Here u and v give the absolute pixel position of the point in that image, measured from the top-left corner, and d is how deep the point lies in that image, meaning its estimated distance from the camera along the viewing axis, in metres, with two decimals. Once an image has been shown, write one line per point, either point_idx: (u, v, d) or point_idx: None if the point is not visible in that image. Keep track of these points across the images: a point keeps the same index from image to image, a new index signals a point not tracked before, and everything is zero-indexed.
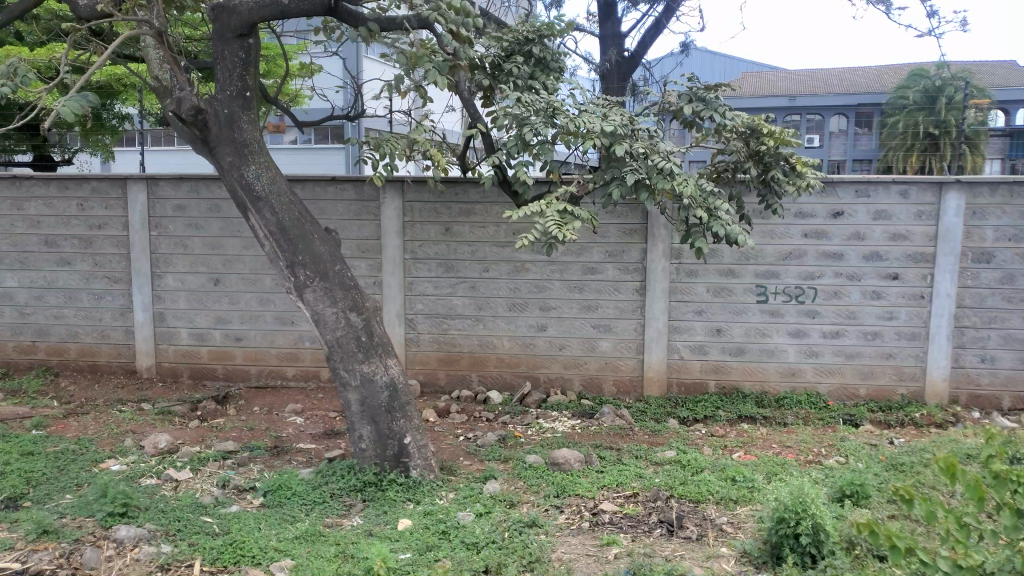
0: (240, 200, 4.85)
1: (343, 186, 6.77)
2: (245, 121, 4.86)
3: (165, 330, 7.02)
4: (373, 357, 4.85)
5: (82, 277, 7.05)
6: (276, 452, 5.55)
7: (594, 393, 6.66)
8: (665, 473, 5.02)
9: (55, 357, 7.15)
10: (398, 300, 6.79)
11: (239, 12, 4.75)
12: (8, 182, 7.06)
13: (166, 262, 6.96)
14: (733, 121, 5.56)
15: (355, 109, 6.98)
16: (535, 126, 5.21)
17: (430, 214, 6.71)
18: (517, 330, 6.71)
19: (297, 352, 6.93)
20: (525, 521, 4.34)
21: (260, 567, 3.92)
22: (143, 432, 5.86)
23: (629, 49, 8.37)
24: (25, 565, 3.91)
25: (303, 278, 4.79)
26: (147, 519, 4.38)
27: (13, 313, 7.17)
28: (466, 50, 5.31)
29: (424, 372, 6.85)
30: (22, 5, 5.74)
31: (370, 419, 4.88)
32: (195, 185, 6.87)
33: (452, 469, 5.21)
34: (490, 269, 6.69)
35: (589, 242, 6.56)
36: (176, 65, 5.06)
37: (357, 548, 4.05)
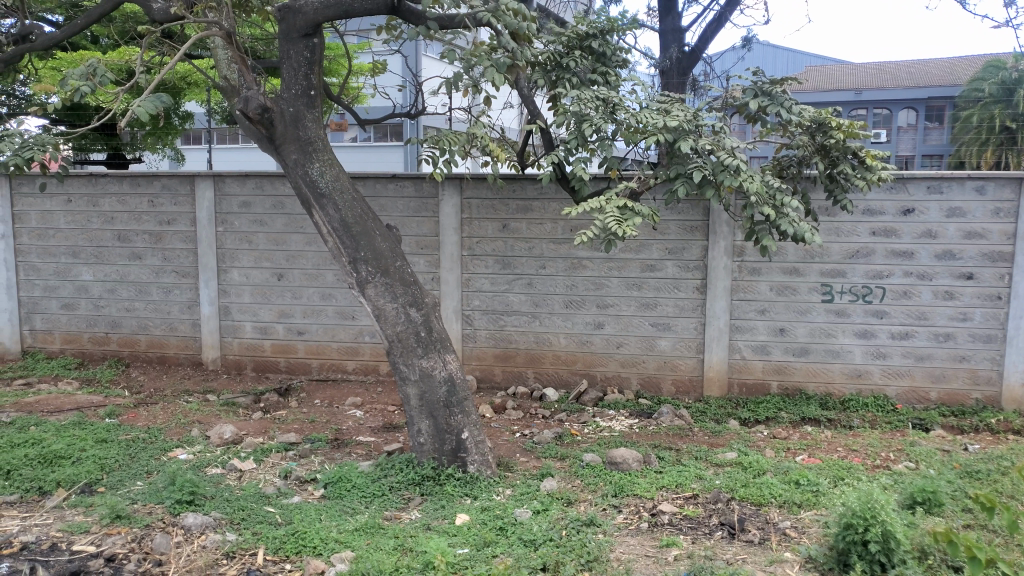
0: (305, 197, 4.94)
1: (403, 183, 6.84)
2: (309, 120, 4.94)
3: (230, 323, 7.20)
4: (432, 352, 4.89)
5: (152, 271, 7.29)
6: (336, 445, 5.64)
7: (652, 393, 6.59)
8: (725, 475, 4.93)
9: (126, 348, 7.41)
10: (455, 296, 6.82)
11: (305, 12, 4.83)
12: (85, 179, 7.33)
13: (232, 257, 7.14)
14: (800, 116, 5.44)
15: (414, 107, 7.01)
16: (595, 122, 5.22)
17: (488, 211, 6.73)
18: (574, 327, 6.68)
19: (358, 347, 7.03)
20: (583, 520, 4.31)
21: (321, 558, 3.99)
22: (210, 422, 6.02)
23: (690, 44, 8.25)
24: (100, 548, 4.06)
25: (365, 273, 4.86)
26: (213, 508, 4.51)
27: (88, 306, 7.45)
28: (528, 47, 5.30)
29: (481, 368, 6.87)
30: (100, 9, 5.94)
31: (429, 414, 4.92)
32: (260, 182, 7.02)
33: (509, 465, 5.21)
34: (547, 266, 6.67)
35: (649, 239, 6.49)
36: (243, 65, 5.17)
37: (416, 542, 4.08)
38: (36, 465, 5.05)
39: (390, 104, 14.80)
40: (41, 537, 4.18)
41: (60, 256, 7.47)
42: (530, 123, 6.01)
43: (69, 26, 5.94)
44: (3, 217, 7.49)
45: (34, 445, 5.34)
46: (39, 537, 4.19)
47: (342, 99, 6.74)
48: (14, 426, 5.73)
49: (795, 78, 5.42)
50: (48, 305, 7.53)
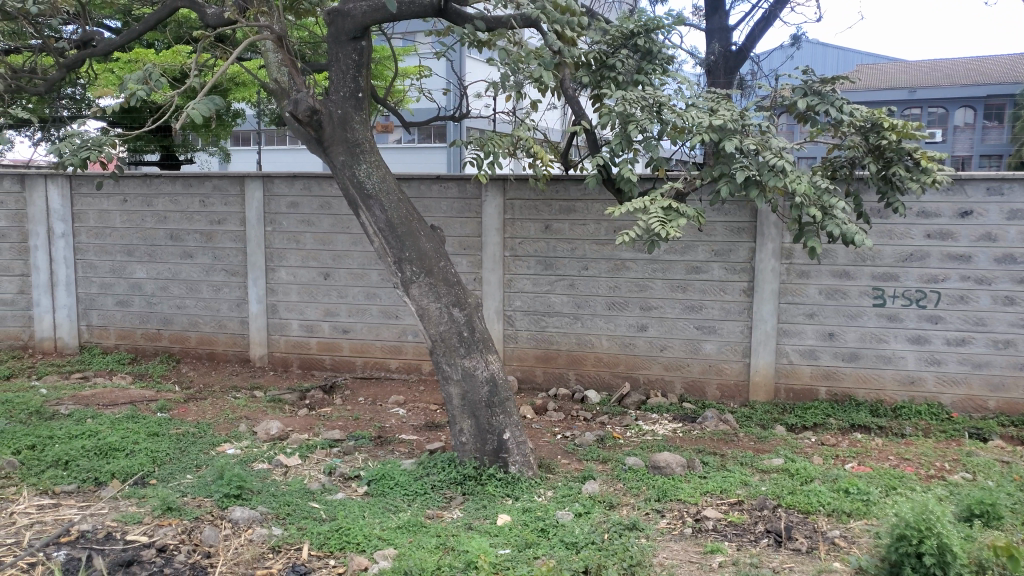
0: (352, 198, 5.01)
1: (447, 184, 6.87)
2: (357, 122, 5.01)
3: (277, 321, 7.34)
4: (474, 352, 4.91)
5: (203, 269, 7.45)
6: (380, 442, 5.70)
7: (697, 396, 6.50)
8: (772, 481, 4.84)
9: (177, 344, 7.60)
10: (497, 297, 6.83)
11: (353, 16, 4.89)
12: (140, 180, 7.53)
13: (280, 256, 7.27)
14: (851, 116, 5.34)
15: (459, 109, 7.01)
16: (640, 122, 5.18)
17: (531, 212, 6.72)
18: (617, 329, 6.63)
19: (401, 345, 7.11)
20: (626, 524, 4.28)
21: (364, 554, 4.03)
22: (257, 418, 6.14)
23: (737, 43, 8.13)
24: (152, 538, 4.18)
25: (410, 273, 4.90)
26: (260, 503, 4.60)
27: (141, 302, 7.64)
28: (573, 48, 5.27)
29: (523, 369, 6.87)
30: (158, 15, 6.08)
31: (470, 413, 4.95)
32: (308, 183, 7.13)
33: (550, 467, 5.20)
34: (590, 267, 6.64)
35: (695, 240, 6.40)
36: (294, 67, 5.25)
37: (458, 541, 4.10)
38: (92, 456, 5.21)
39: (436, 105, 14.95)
40: (96, 526, 4.31)
41: (116, 254, 7.64)
42: (576, 124, 5.98)
43: (129, 32, 6.10)
44: (64, 215, 7.64)
45: (90, 437, 5.51)
46: (94, 526, 4.32)
47: (388, 101, 6.79)
48: (72, 417, 5.93)
49: (847, 76, 5.30)
50: (103, 301, 7.71)
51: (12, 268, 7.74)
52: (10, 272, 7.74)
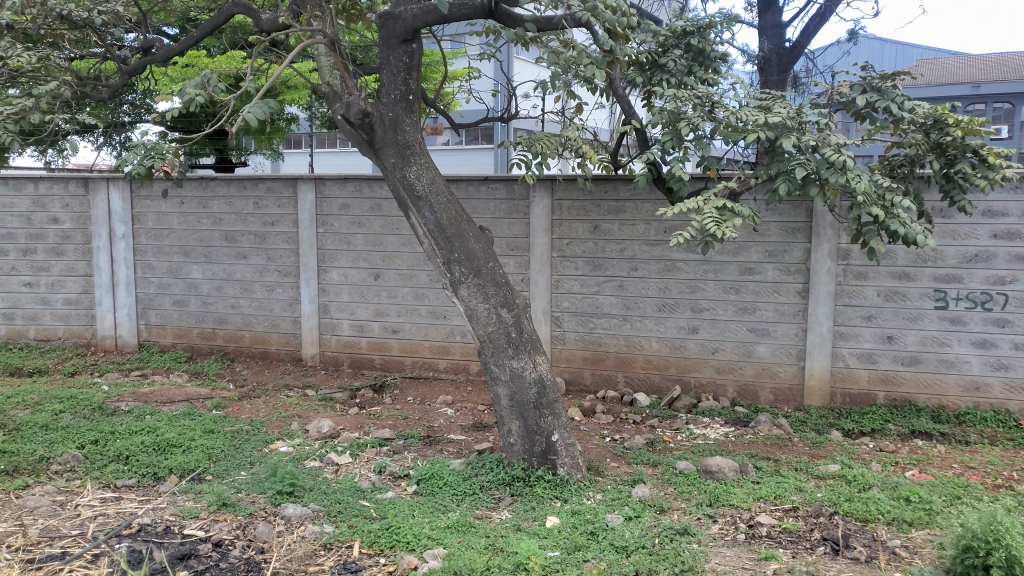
0: (402, 199, 5.05)
1: (495, 185, 6.87)
2: (407, 124, 5.05)
3: (328, 321, 7.45)
4: (523, 353, 4.90)
5: (257, 270, 7.60)
6: (429, 442, 5.73)
7: (749, 400, 6.39)
8: (828, 488, 4.72)
9: (231, 343, 7.76)
10: (545, 298, 6.81)
11: (404, 19, 4.93)
12: (196, 182, 7.72)
13: (331, 257, 7.37)
14: (913, 113, 5.16)
15: (507, 111, 7.01)
16: (692, 120, 5.11)
17: (579, 212, 6.69)
18: (667, 331, 6.56)
19: (449, 346, 7.14)
20: (677, 529, 4.22)
21: (414, 553, 4.05)
22: (309, 416, 6.24)
23: (791, 40, 7.96)
24: (208, 533, 4.27)
25: (459, 274, 4.92)
26: (312, 500, 4.67)
27: (197, 302, 7.82)
28: (624, 47, 5.21)
29: (570, 370, 6.84)
30: (214, 22, 6.22)
31: (518, 414, 4.94)
32: (358, 185, 7.22)
33: (599, 469, 5.16)
34: (639, 268, 6.57)
35: (749, 240, 6.29)
36: (346, 71, 5.31)
37: (507, 542, 4.09)
38: (151, 452, 5.36)
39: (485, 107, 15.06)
40: (156, 519, 4.43)
41: (173, 255, 7.83)
42: (626, 123, 5.93)
43: (187, 39, 6.26)
44: (124, 218, 7.85)
45: (149, 433, 5.67)
46: (154, 519, 4.44)
47: (437, 103, 6.83)
48: (132, 414, 6.11)
49: (908, 71, 5.14)
50: (160, 301, 7.91)
51: (76, 269, 8.00)
52: (74, 273, 8.01)
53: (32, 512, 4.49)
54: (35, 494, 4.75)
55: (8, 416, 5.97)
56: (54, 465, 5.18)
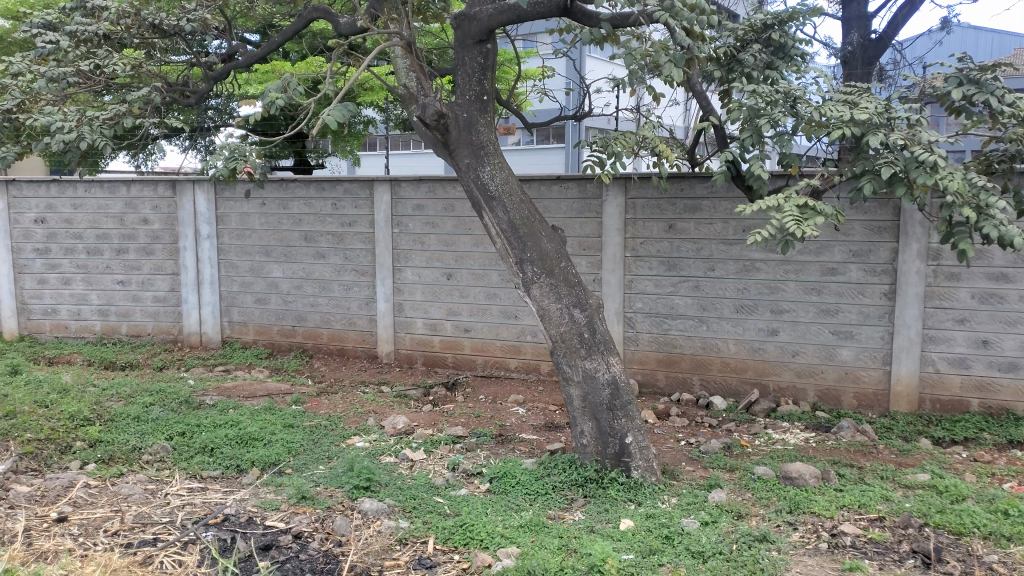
0: (476, 199, 5.07)
1: (567, 185, 6.84)
2: (481, 124, 5.07)
3: (403, 320, 7.58)
4: (596, 354, 4.86)
5: (334, 269, 7.78)
6: (501, 441, 5.75)
7: (831, 405, 6.18)
8: (917, 498, 4.52)
9: (310, 340, 7.98)
10: (618, 298, 6.74)
11: (479, 20, 4.96)
12: (277, 184, 7.94)
13: (406, 257, 7.49)
14: (1013, 106, 4.90)
15: (580, 109, 6.97)
16: (772, 116, 4.95)
17: (654, 211, 6.60)
18: (745, 333, 6.41)
19: (520, 345, 7.17)
20: (755, 535, 4.11)
21: (488, 551, 4.07)
22: (384, 413, 6.35)
23: (877, 30, 7.72)
24: (288, 525, 4.40)
25: (531, 274, 4.92)
26: (387, 495, 4.75)
27: (277, 300, 8.06)
28: (702, 44, 5.11)
29: (644, 372, 6.75)
30: (294, 27, 6.39)
31: (592, 416, 4.91)
32: (432, 186, 7.31)
33: (674, 473, 5.08)
34: (716, 268, 6.45)
35: (831, 240, 6.09)
36: (422, 72, 5.37)
37: (581, 543, 4.07)
38: (234, 444, 5.55)
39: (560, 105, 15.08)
40: (239, 510, 4.58)
41: (255, 255, 8.08)
42: (703, 120, 5.81)
43: (268, 44, 6.46)
44: (209, 218, 8.14)
45: (233, 426, 5.88)
46: (238, 510, 4.59)
47: (511, 103, 6.83)
48: (217, 407, 6.35)
49: (1009, 62, 4.87)
50: (243, 299, 8.18)
51: (165, 268, 8.36)
52: (163, 271, 8.37)
53: (126, 499, 4.71)
54: (129, 481, 5.00)
55: (103, 407, 6.28)
56: (146, 455, 5.43)
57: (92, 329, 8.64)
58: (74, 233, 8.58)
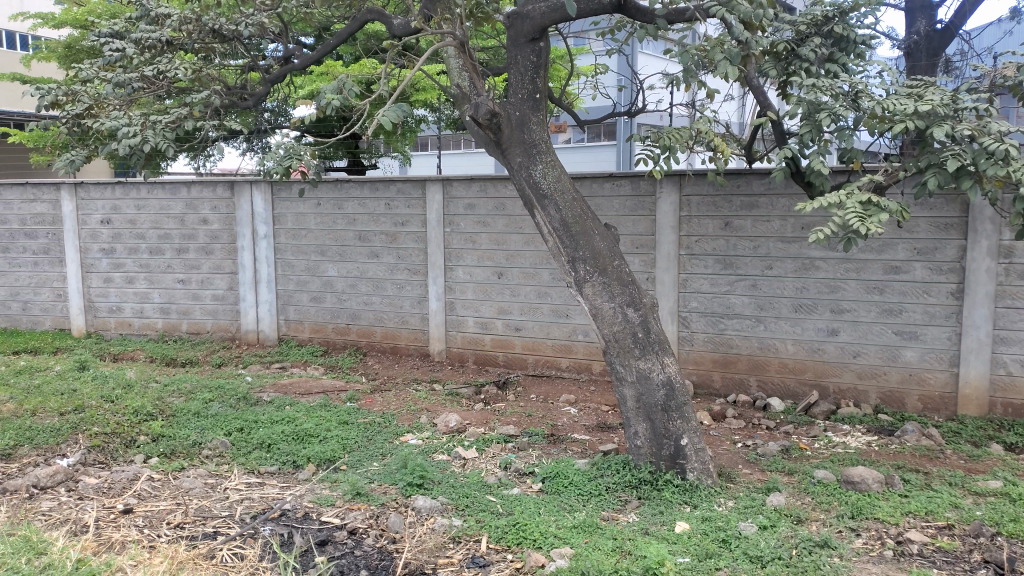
0: (528, 198, 5.06)
1: (620, 182, 6.77)
2: (534, 123, 5.05)
3: (454, 319, 7.62)
4: (650, 354, 4.80)
5: (388, 268, 7.86)
6: (553, 440, 5.73)
7: (895, 408, 5.99)
8: (988, 506, 4.35)
9: (363, 338, 8.08)
10: (672, 297, 6.65)
11: (532, 18, 4.95)
12: (332, 185, 8.04)
13: (458, 256, 7.52)
14: None
15: (634, 106, 6.89)
16: (833, 110, 4.81)
17: (709, 208, 6.48)
18: (804, 333, 6.27)
19: (572, 345, 7.14)
20: (816, 540, 4.01)
21: (541, 551, 4.06)
22: (437, 411, 6.39)
23: (943, 20, 7.45)
24: (343, 521, 4.45)
25: (584, 273, 4.89)
26: (440, 493, 4.78)
27: (332, 299, 8.18)
28: (760, 38, 4.99)
29: (699, 372, 6.65)
30: (348, 30, 6.47)
31: (646, 416, 4.86)
32: (484, 185, 7.32)
33: (730, 476, 4.98)
34: (773, 267, 6.31)
35: (895, 238, 5.90)
36: (475, 71, 5.37)
37: (635, 545, 4.03)
38: (291, 440, 5.65)
39: (611, 104, 15.00)
40: (296, 505, 4.65)
41: (310, 254, 8.21)
42: (760, 116, 5.69)
43: (324, 47, 6.55)
44: (266, 218, 8.30)
45: (289, 423, 5.99)
46: (295, 505, 4.66)
47: (563, 101, 6.79)
48: (273, 404, 6.47)
49: None
50: (299, 298, 8.32)
51: (223, 267, 8.56)
52: (221, 270, 8.57)
53: (188, 493, 4.83)
54: (190, 476, 5.13)
55: (165, 403, 6.46)
56: (205, 450, 5.57)
57: (154, 327, 8.91)
58: (137, 233, 8.84)
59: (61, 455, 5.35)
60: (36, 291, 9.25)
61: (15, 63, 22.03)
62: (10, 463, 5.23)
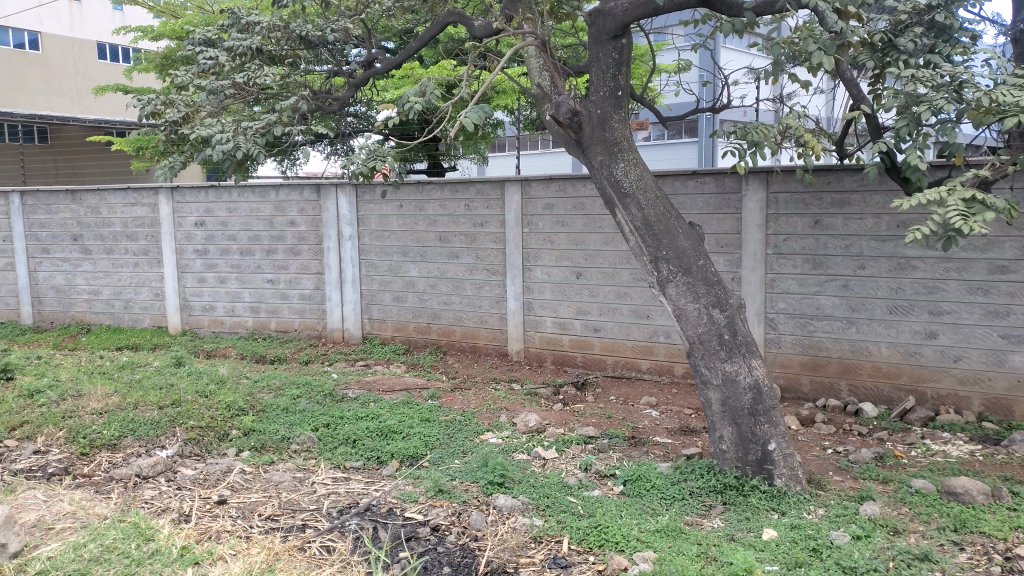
0: (609, 197, 5.01)
1: (704, 180, 6.62)
2: (616, 121, 5.00)
3: (532, 318, 7.64)
4: (737, 356, 4.69)
5: (467, 268, 7.94)
6: (634, 442, 5.67)
7: (1001, 416, 5.66)
8: None
9: (444, 337, 8.20)
10: (758, 298, 6.47)
11: (614, 15, 4.90)
12: (414, 187, 8.16)
13: (536, 256, 7.53)
14: None
15: (718, 102, 6.72)
16: (935, 102, 4.55)
17: (797, 206, 6.28)
18: (900, 336, 6.00)
19: (653, 346, 7.05)
20: (915, 553, 3.82)
21: (623, 554, 4.01)
22: (516, 410, 6.41)
23: None
24: (426, 517, 4.51)
25: (667, 273, 4.80)
26: (521, 492, 4.79)
27: (414, 298, 8.32)
28: (855, 28, 4.77)
29: (786, 376, 6.46)
30: (429, 32, 6.54)
31: (732, 420, 4.75)
32: (563, 185, 7.30)
33: (820, 483, 4.82)
34: (866, 267, 6.07)
35: (1001, 236, 5.58)
36: (556, 70, 5.35)
37: (721, 551, 3.94)
38: (375, 436, 5.78)
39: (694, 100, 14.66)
40: (381, 501, 4.74)
41: (393, 255, 8.37)
42: (853, 110, 5.46)
43: (406, 51, 6.65)
44: (350, 219, 8.51)
45: (374, 419, 6.13)
46: (379, 500, 4.75)
47: (645, 98, 6.68)
48: (358, 400, 6.64)
49: None
50: (382, 297, 8.51)
51: (310, 267, 8.83)
52: (308, 271, 8.84)
53: (277, 486, 5.00)
54: (280, 469, 5.30)
55: (256, 398, 6.70)
56: (294, 444, 5.74)
57: (245, 324, 9.28)
58: (228, 234, 9.19)
59: (161, 446, 5.62)
60: (137, 290, 9.77)
61: (117, 75, 23.31)
62: (115, 453, 5.53)
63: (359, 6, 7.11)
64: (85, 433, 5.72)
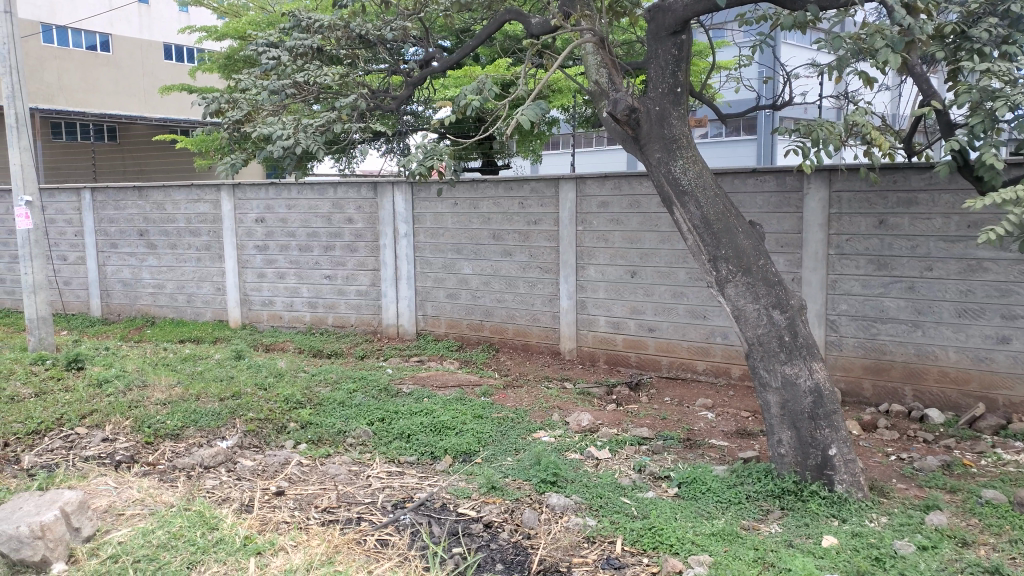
0: (667, 195, 4.94)
1: (764, 178, 6.49)
2: (675, 118, 4.93)
3: (586, 317, 7.61)
4: (797, 358, 4.58)
5: (520, 266, 7.95)
6: (689, 444, 5.60)
7: None
8: None
9: (496, 335, 8.23)
10: (819, 300, 6.32)
11: (675, 11, 4.84)
12: (468, 184, 8.20)
13: (590, 254, 7.50)
14: None
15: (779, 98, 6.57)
16: (1011, 97, 4.38)
17: (861, 205, 6.12)
18: (969, 340, 5.79)
19: (709, 347, 6.95)
20: (984, 566, 3.68)
21: (678, 557, 3.97)
22: (568, 409, 6.39)
23: None
24: (479, 514, 4.54)
25: (726, 272, 4.73)
26: (574, 492, 4.77)
27: (467, 295, 8.37)
28: (925, 21, 4.62)
29: (847, 379, 6.30)
30: (486, 31, 6.56)
31: (791, 424, 4.65)
32: (618, 183, 7.25)
33: (884, 491, 4.68)
34: (934, 268, 5.88)
35: None
36: (613, 66, 5.30)
37: (778, 557, 3.86)
38: (429, 432, 5.83)
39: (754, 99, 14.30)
40: (434, 496, 4.79)
41: (447, 252, 8.44)
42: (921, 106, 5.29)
43: (463, 49, 6.69)
44: (406, 217, 8.60)
45: (427, 414, 6.18)
46: (433, 495, 4.80)
47: (704, 95, 6.58)
48: (412, 396, 6.71)
49: None
50: (436, 294, 8.58)
51: (366, 265, 8.96)
52: (363, 267, 8.98)
53: (333, 478, 5.09)
54: (336, 462, 5.39)
55: (313, 392, 6.84)
56: (350, 438, 5.84)
57: (302, 320, 9.48)
58: (287, 231, 9.39)
59: (222, 437, 5.78)
60: (198, 285, 10.05)
61: (180, 74, 24.02)
62: (178, 443, 5.71)
63: (417, 5, 7.17)
64: (150, 422, 5.93)
